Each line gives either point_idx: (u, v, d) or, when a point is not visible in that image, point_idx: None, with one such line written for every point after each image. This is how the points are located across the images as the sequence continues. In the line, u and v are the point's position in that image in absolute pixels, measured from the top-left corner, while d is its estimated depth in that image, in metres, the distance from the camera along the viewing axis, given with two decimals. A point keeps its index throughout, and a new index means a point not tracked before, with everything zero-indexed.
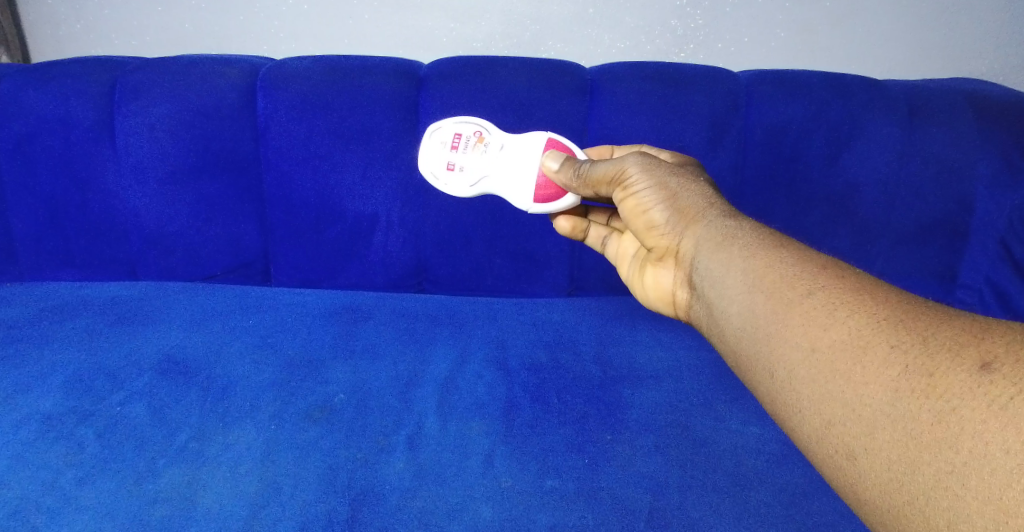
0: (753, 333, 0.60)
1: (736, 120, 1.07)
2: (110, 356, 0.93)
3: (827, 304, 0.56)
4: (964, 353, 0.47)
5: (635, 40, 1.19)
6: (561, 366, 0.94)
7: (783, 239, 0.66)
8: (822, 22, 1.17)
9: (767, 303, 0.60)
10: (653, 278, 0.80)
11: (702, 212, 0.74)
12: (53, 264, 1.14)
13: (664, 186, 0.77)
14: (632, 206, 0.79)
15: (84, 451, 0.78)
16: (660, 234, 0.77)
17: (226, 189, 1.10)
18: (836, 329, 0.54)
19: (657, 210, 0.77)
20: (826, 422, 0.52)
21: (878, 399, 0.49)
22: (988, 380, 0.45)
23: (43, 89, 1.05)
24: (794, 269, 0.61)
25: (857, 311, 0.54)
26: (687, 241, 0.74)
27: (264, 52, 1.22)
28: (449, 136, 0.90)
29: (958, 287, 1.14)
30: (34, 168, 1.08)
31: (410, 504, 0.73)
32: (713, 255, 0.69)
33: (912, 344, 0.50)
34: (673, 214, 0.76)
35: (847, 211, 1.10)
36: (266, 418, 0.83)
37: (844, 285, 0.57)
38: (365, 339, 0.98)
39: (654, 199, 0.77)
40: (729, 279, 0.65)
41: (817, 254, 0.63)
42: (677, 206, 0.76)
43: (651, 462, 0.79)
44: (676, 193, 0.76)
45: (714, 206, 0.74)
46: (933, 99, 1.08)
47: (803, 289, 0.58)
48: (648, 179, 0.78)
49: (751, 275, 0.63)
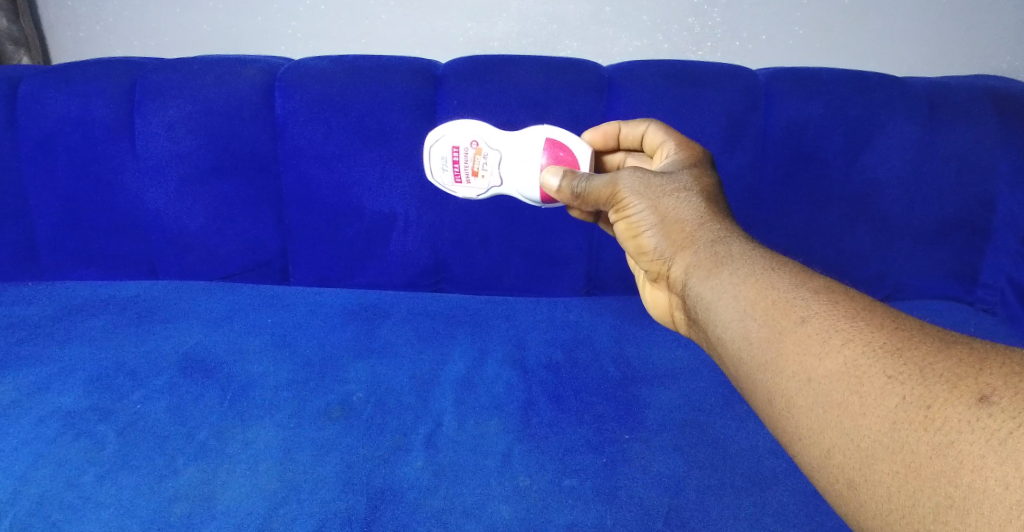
0: (748, 365, 0.56)
1: (754, 118, 1.06)
2: (131, 355, 0.95)
3: (822, 331, 0.52)
4: (961, 384, 0.45)
5: (652, 38, 1.19)
6: (579, 366, 0.94)
7: (778, 258, 0.62)
8: (839, 20, 1.16)
9: (760, 332, 0.56)
10: (652, 296, 0.76)
11: (694, 236, 0.67)
12: (74, 263, 1.16)
13: (659, 205, 0.70)
14: (627, 226, 0.73)
15: (105, 449, 0.79)
16: (651, 258, 0.72)
17: (245, 190, 1.11)
18: (831, 358, 0.50)
19: (650, 234, 0.71)
20: (825, 450, 0.49)
21: (876, 431, 0.47)
22: (986, 413, 0.43)
23: (62, 91, 1.07)
24: (788, 295, 0.57)
25: (853, 339, 0.51)
26: (677, 268, 0.68)
27: (281, 52, 1.23)
28: (448, 149, 0.91)
29: (978, 285, 1.13)
30: (54, 169, 1.10)
31: (428, 503, 0.74)
32: (706, 282, 0.63)
33: (910, 375, 0.47)
34: (664, 238, 0.70)
35: (867, 208, 1.09)
36: (285, 416, 0.84)
37: (839, 310, 0.53)
38: (383, 338, 0.99)
39: (649, 222, 0.71)
40: (721, 307, 0.60)
41: (814, 274, 0.59)
42: (670, 227, 0.69)
43: (670, 461, 0.79)
44: (668, 217, 0.69)
45: (707, 227, 0.68)
46: (954, 95, 1.07)
47: (796, 316, 0.54)
48: (641, 198, 0.71)
49: (743, 302, 0.58)
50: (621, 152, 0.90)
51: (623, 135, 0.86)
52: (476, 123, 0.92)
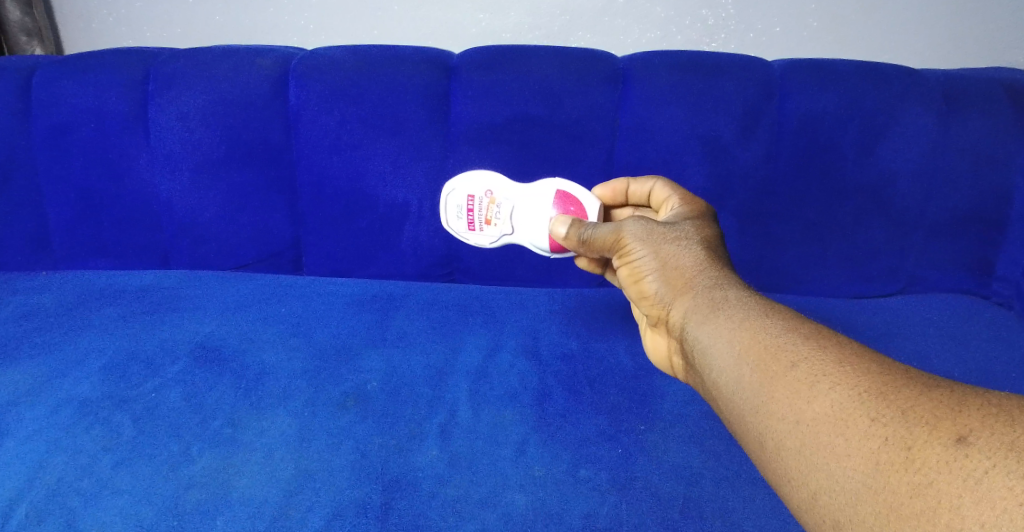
0: (741, 408, 0.58)
1: (769, 109, 1.06)
2: (146, 344, 0.95)
3: (811, 376, 0.55)
4: (940, 426, 0.47)
5: (665, 30, 1.19)
6: (593, 356, 0.95)
7: (772, 304, 0.65)
8: (854, 11, 1.16)
9: (752, 376, 0.58)
10: (653, 340, 0.78)
11: (693, 281, 0.70)
12: (88, 253, 1.17)
13: (660, 253, 0.74)
14: (631, 272, 0.77)
15: (120, 436, 0.80)
16: (652, 303, 0.75)
17: (257, 179, 1.11)
18: (818, 402, 0.53)
19: (652, 279, 0.74)
20: (811, 492, 0.51)
21: (859, 471, 0.49)
22: (963, 453, 0.45)
23: (77, 81, 1.07)
24: (780, 339, 0.59)
25: (840, 383, 0.53)
26: (676, 311, 0.70)
27: (293, 43, 1.22)
28: (463, 198, 0.95)
29: (992, 279, 1.13)
30: (68, 159, 1.10)
31: (443, 492, 0.74)
32: (702, 324, 0.66)
33: (892, 418, 0.49)
34: (664, 283, 0.73)
35: (882, 201, 1.09)
36: (300, 405, 0.85)
37: (827, 356, 0.56)
38: (397, 328, 1.00)
39: (651, 267, 0.74)
40: (716, 351, 0.63)
41: (804, 320, 0.62)
42: (670, 272, 0.73)
43: (685, 451, 0.80)
44: (669, 263, 0.73)
45: (705, 272, 0.71)
46: (969, 88, 1.07)
47: (787, 360, 0.57)
48: (646, 245, 0.75)
49: (736, 346, 0.61)
50: (629, 207, 0.94)
51: (632, 191, 0.91)
52: (489, 174, 0.96)
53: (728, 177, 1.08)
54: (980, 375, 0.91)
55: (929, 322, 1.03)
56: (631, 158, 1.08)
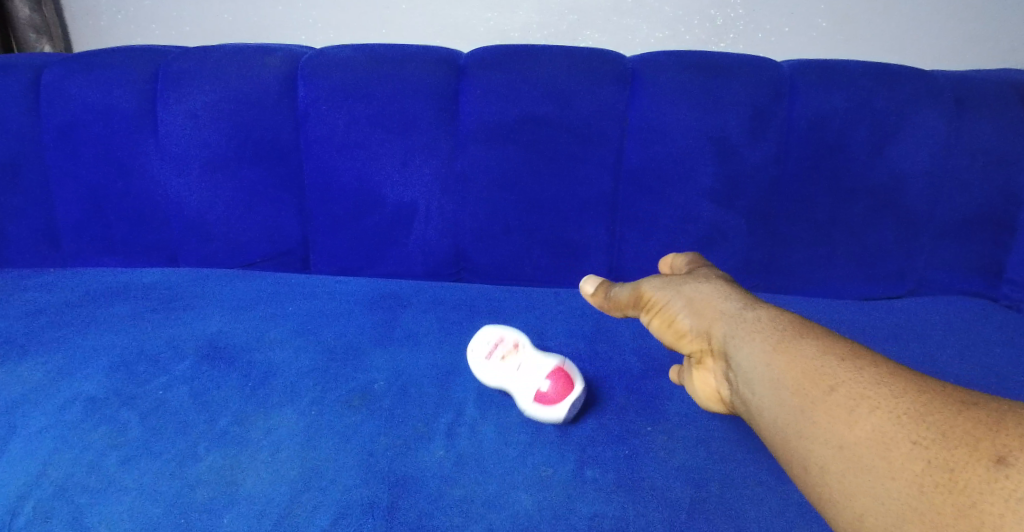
0: (787, 433, 0.64)
1: (778, 109, 1.06)
2: (153, 342, 0.96)
3: (850, 400, 0.60)
4: (979, 448, 0.53)
5: (673, 30, 1.18)
6: (601, 357, 0.95)
7: (803, 328, 0.71)
8: (864, 12, 1.15)
9: (794, 400, 0.64)
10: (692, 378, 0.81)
11: (721, 312, 0.76)
12: (96, 250, 1.17)
13: (686, 296, 0.80)
14: (661, 321, 0.81)
15: (128, 434, 0.81)
16: (690, 343, 0.79)
17: (265, 177, 1.11)
18: (861, 425, 0.59)
19: (683, 320, 0.79)
20: (857, 513, 0.56)
21: (905, 491, 0.54)
22: (1004, 474, 0.51)
23: (86, 79, 1.08)
24: (816, 362, 0.65)
25: (879, 407, 0.59)
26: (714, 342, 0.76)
27: (301, 42, 1.22)
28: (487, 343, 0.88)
29: (1002, 281, 1.12)
30: (77, 157, 1.11)
31: (450, 492, 0.74)
32: (741, 349, 0.71)
33: (933, 440, 0.55)
34: (696, 316, 0.78)
35: (891, 203, 1.08)
36: (307, 404, 0.85)
37: (861, 379, 0.62)
38: (404, 327, 1.00)
39: (680, 308, 0.79)
40: (756, 376, 0.68)
41: (835, 342, 0.68)
42: (697, 308, 0.78)
43: (692, 453, 0.80)
44: (695, 302, 0.79)
45: (731, 303, 0.77)
46: (979, 89, 1.06)
47: (826, 384, 0.63)
48: (670, 292, 0.81)
49: (777, 371, 0.67)
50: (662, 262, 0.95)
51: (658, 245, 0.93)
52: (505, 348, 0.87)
53: (737, 178, 1.07)
54: (990, 377, 0.90)
55: (938, 324, 1.03)
56: (639, 158, 1.08)
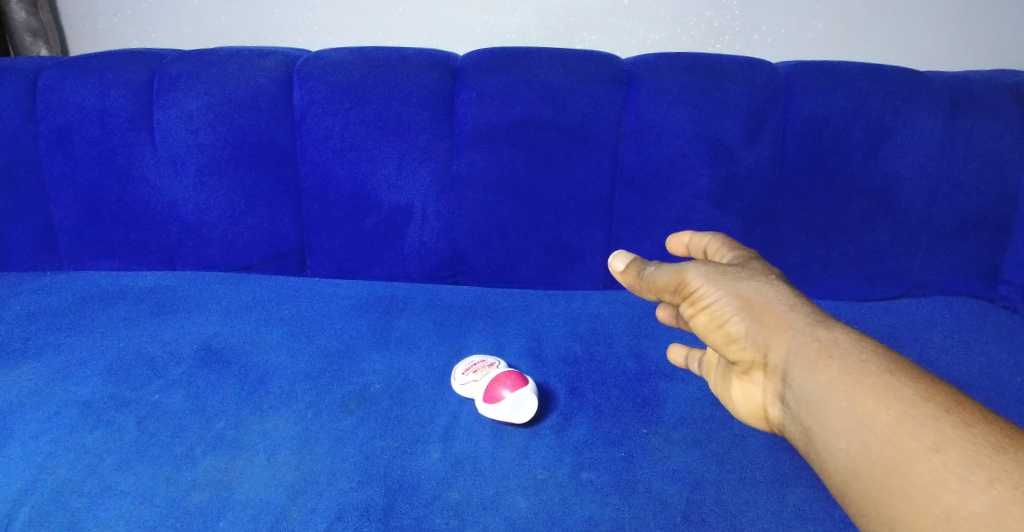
0: (872, 488, 0.57)
1: (774, 111, 1.06)
2: (150, 346, 0.95)
3: (959, 465, 0.53)
4: None
5: (670, 32, 1.18)
6: (597, 359, 0.94)
7: (892, 361, 0.62)
8: (860, 13, 1.15)
9: (886, 453, 0.56)
10: (740, 391, 0.71)
11: (785, 318, 0.66)
12: (92, 254, 1.17)
13: (737, 291, 0.68)
14: (706, 319, 0.70)
15: (124, 438, 0.80)
16: (741, 349, 0.68)
17: (262, 180, 1.11)
18: (974, 498, 0.51)
19: (734, 322, 0.68)
20: None
21: None
22: None
23: (83, 82, 1.07)
24: (916, 410, 0.57)
25: (997, 478, 0.51)
26: (775, 356, 0.65)
27: (299, 44, 1.22)
28: (472, 361, 0.89)
29: (999, 283, 1.12)
30: (73, 160, 1.10)
31: (445, 495, 0.74)
32: (815, 377, 0.62)
33: None
34: (754, 322, 0.67)
35: (888, 204, 1.08)
36: (303, 407, 0.85)
37: (973, 439, 0.54)
38: (400, 330, 1.00)
39: (732, 308, 0.68)
40: (837, 416, 0.60)
41: (935, 386, 0.59)
42: (754, 309, 0.67)
43: (688, 455, 0.79)
44: (751, 301, 0.67)
45: (795, 311, 0.67)
46: (975, 90, 1.06)
47: (928, 440, 0.55)
48: (718, 286, 0.69)
49: (864, 414, 0.59)
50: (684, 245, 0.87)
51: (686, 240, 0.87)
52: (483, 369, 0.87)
53: (733, 179, 1.07)
54: (987, 378, 0.90)
55: (934, 326, 1.03)
56: (635, 161, 1.08)
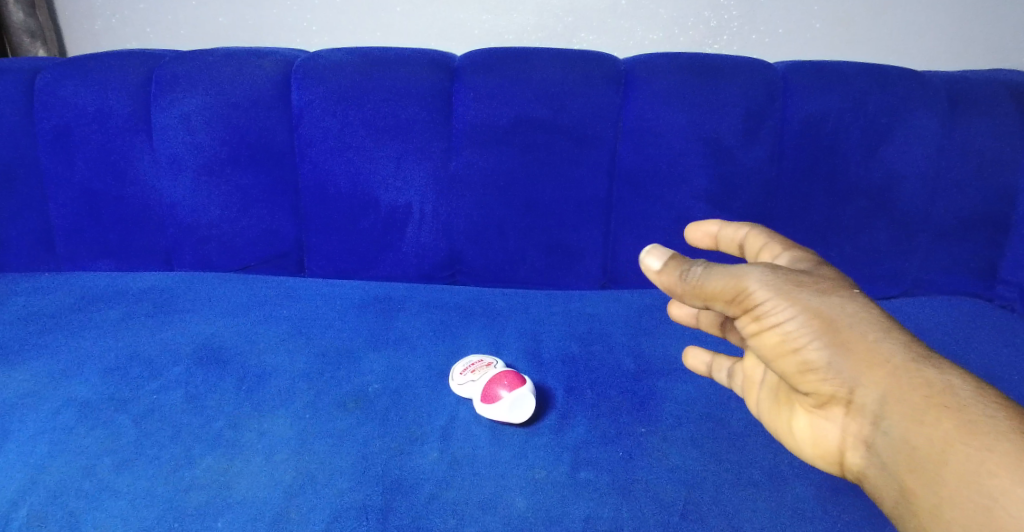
0: None
1: (772, 111, 1.06)
2: (148, 346, 0.95)
3: None
4: None
5: (668, 32, 1.18)
6: (595, 359, 0.94)
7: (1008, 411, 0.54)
8: (859, 13, 1.16)
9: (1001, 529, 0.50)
10: (806, 424, 0.61)
11: (878, 350, 0.56)
12: (90, 254, 1.17)
13: (817, 311, 0.57)
14: (777, 342, 0.59)
15: (122, 438, 0.80)
16: (819, 380, 0.58)
17: (260, 180, 1.11)
18: None
19: (815, 350, 0.57)
20: None
21: None
22: None
23: (81, 83, 1.07)
24: None
25: None
26: (865, 396, 0.56)
27: (297, 45, 1.22)
28: (472, 361, 0.89)
29: (997, 282, 1.12)
30: (71, 160, 1.10)
31: (443, 495, 0.74)
32: (919, 431, 0.54)
33: None
34: (840, 353, 0.57)
35: (886, 203, 1.08)
36: (302, 407, 0.85)
37: None
38: (399, 330, 0.99)
39: (813, 333, 0.57)
40: (944, 478, 0.53)
41: None
42: (841, 337, 0.57)
43: (686, 454, 0.79)
44: (836, 325, 0.57)
45: (888, 340, 0.57)
46: (974, 90, 1.06)
47: None
48: (795, 304, 0.58)
49: (981, 482, 0.52)
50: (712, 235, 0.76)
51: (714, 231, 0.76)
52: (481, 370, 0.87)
53: (731, 179, 1.07)
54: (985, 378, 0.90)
55: (933, 325, 1.03)
56: (634, 160, 1.08)
